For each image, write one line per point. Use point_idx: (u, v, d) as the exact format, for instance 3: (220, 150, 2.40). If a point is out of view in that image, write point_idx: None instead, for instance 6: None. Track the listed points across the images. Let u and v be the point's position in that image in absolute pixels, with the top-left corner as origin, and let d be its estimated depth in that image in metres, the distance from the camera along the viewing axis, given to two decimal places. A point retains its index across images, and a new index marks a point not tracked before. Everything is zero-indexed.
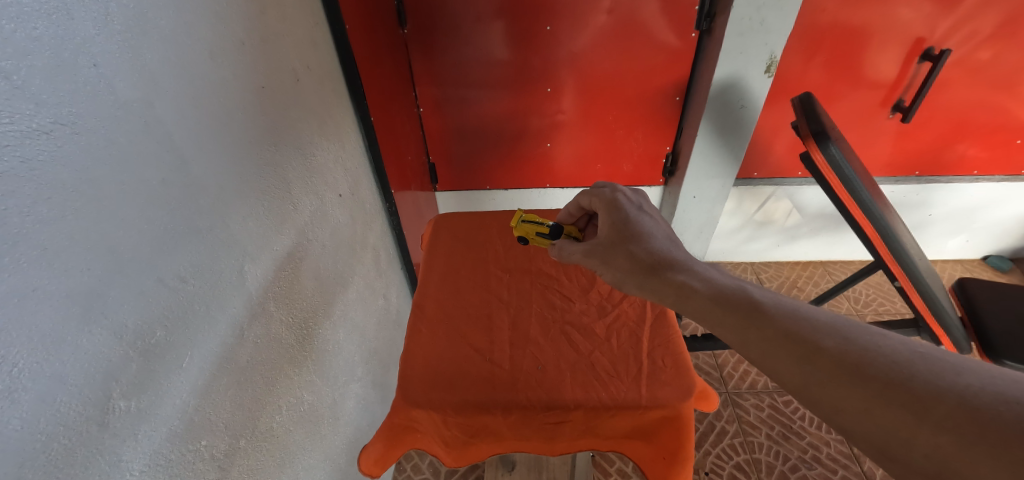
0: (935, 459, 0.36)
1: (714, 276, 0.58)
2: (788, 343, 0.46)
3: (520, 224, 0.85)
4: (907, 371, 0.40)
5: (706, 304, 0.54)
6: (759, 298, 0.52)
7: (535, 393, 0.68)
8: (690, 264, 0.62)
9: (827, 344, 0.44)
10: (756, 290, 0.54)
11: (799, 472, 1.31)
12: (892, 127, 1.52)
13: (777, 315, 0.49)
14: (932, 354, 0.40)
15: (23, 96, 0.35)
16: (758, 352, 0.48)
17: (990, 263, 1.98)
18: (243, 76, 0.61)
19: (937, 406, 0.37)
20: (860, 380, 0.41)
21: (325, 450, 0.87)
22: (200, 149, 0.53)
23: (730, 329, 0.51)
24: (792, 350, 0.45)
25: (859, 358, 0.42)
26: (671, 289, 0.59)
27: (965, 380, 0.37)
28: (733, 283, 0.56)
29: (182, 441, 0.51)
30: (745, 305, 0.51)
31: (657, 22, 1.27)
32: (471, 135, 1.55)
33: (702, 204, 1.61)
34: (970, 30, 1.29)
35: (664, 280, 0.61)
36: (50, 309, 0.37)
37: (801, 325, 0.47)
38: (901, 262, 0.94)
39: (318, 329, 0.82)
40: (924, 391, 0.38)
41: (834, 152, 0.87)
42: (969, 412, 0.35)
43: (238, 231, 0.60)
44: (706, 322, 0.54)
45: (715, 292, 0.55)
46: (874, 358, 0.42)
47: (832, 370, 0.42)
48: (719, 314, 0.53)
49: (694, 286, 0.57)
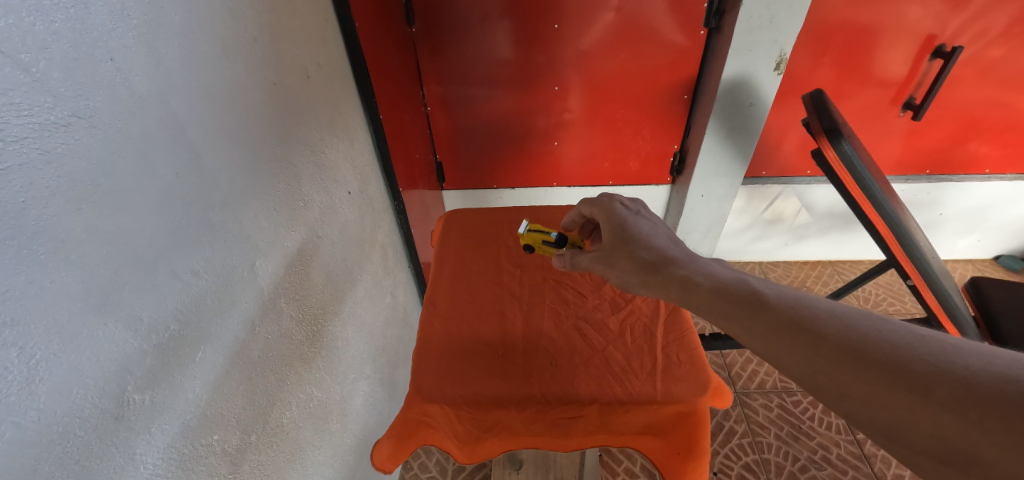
0: (940, 440, 0.35)
1: (717, 271, 0.57)
2: (791, 331, 0.45)
3: (530, 234, 0.82)
4: (907, 354, 0.39)
5: (711, 299, 0.54)
6: (763, 291, 0.51)
7: (548, 388, 0.67)
8: (693, 261, 0.61)
9: (831, 331, 0.44)
10: (758, 283, 0.53)
11: (809, 472, 1.30)
12: (902, 125, 1.51)
13: (779, 306, 0.48)
14: (933, 337, 0.40)
15: (41, 89, 0.35)
16: (762, 343, 0.47)
17: (1002, 263, 1.95)
18: (255, 72, 0.61)
19: (941, 388, 0.36)
20: (862, 365, 0.40)
21: (334, 447, 0.87)
22: (214, 146, 0.53)
23: (736, 321, 0.50)
24: (794, 339, 0.45)
25: (862, 344, 0.41)
26: (676, 285, 0.58)
27: (967, 361, 0.37)
28: (735, 276, 0.55)
29: (194, 435, 0.51)
30: (749, 297, 0.51)
31: (665, 21, 1.26)
32: (478, 134, 1.55)
33: (710, 203, 1.60)
34: (981, 28, 1.28)
35: (668, 276, 0.60)
36: (66, 301, 0.37)
37: (803, 313, 0.46)
38: (914, 260, 0.93)
39: (328, 326, 0.83)
40: (927, 372, 0.37)
41: (846, 148, 0.86)
42: (972, 392, 0.35)
43: (252, 227, 0.61)
44: (714, 319, 0.53)
45: (720, 287, 0.54)
46: (877, 343, 0.41)
47: (834, 357, 0.42)
48: (724, 309, 0.52)
49: (699, 281, 0.56)
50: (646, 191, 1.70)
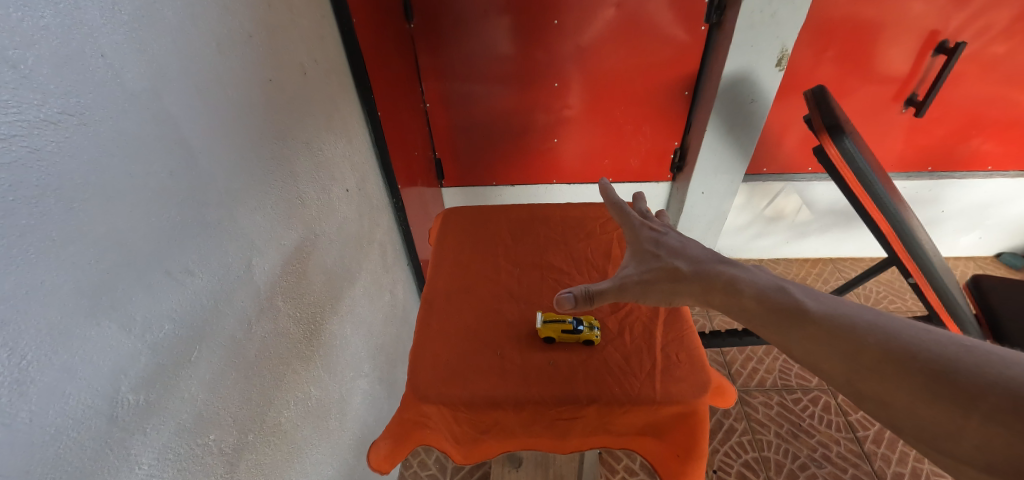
0: (985, 451, 0.35)
1: (758, 275, 0.58)
2: (831, 340, 0.46)
3: (552, 327, 0.72)
4: (951, 363, 0.39)
5: (752, 305, 0.54)
6: (802, 300, 0.52)
7: (546, 389, 0.67)
8: (732, 264, 0.61)
9: (871, 340, 0.44)
10: (798, 290, 0.54)
11: (809, 470, 1.30)
12: (904, 122, 1.50)
13: (819, 314, 0.49)
14: (979, 348, 0.39)
15: (29, 85, 0.34)
16: (802, 351, 0.48)
17: (1003, 260, 1.94)
18: (250, 68, 0.61)
19: (983, 399, 0.36)
20: (906, 373, 0.40)
21: (332, 446, 0.87)
22: (208, 144, 0.53)
23: (779, 333, 0.51)
24: (838, 347, 0.45)
25: (902, 353, 0.41)
26: (717, 289, 0.59)
27: (1013, 372, 0.36)
28: (774, 282, 0.56)
29: (190, 435, 0.51)
30: (790, 305, 0.51)
31: (666, 17, 1.25)
32: (477, 131, 1.54)
33: (710, 200, 1.59)
34: (985, 23, 1.27)
35: (706, 281, 0.60)
36: (60, 300, 0.37)
37: (843, 322, 0.47)
38: (917, 259, 0.93)
39: (326, 324, 0.82)
40: (970, 383, 0.37)
41: (849, 145, 0.85)
42: (1016, 404, 0.34)
43: (248, 226, 0.60)
44: (757, 327, 0.54)
45: (761, 294, 0.54)
46: (918, 352, 0.41)
47: (874, 366, 0.42)
48: (765, 316, 0.53)
49: (739, 286, 0.57)
50: (646, 189, 1.69)
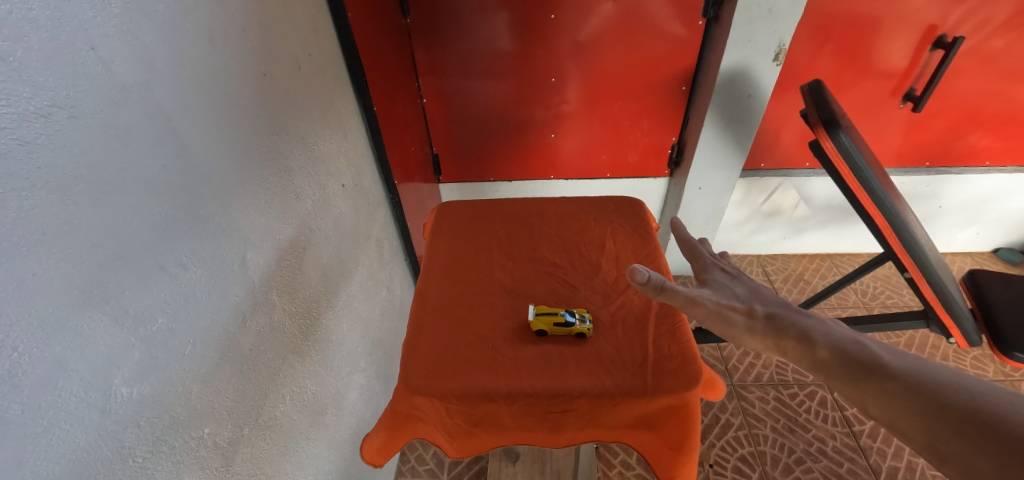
0: None
1: (834, 329, 0.57)
2: (912, 399, 0.45)
3: (545, 319, 0.72)
4: None
5: (827, 358, 0.54)
6: (881, 356, 0.51)
7: (539, 381, 0.67)
8: (806, 315, 0.61)
9: (955, 402, 0.43)
10: (877, 346, 0.53)
11: (805, 464, 1.30)
12: (902, 117, 1.49)
13: (899, 373, 0.48)
14: None
15: (19, 78, 0.34)
16: (879, 408, 0.47)
17: (1000, 256, 1.94)
18: (243, 62, 0.60)
19: None
20: (993, 440, 0.39)
21: (329, 440, 0.87)
22: (201, 138, 0.53)
23: (854, 387, 0.50)
24: (919, 407, 0.44)
25: (990, 417, 0.40)
26: (791, 337, 0.58)
27: None
28: (851, 337, 0.55)
29: (184, 429, 0.51)
30: (868, 361, 0.51)
31: (663, 11, 1.25)
32: (474, 126, 1.53)
33: (708, 196, 1.59)
34: (983, 18, 1.27)
35: (779, 327, 0.60)
36: (51, 292, 0.37)
37: (926, 383, 0.46)
38: (913, 254, 0.92)
39: (322, 319, 0.82)
40: None
41: (845, 139, 0.85)
42: None
43: (242, 220, 0.61)
44: (831, 380, 0.53)
45: (837, 347, 0.54)
46: (1008, 417, 0.40)
47: (957, 428, 0.41)
48: (840, 369, 0.52)
49: (815, 337, 0.56)
50: (644, 185, 1.69)
